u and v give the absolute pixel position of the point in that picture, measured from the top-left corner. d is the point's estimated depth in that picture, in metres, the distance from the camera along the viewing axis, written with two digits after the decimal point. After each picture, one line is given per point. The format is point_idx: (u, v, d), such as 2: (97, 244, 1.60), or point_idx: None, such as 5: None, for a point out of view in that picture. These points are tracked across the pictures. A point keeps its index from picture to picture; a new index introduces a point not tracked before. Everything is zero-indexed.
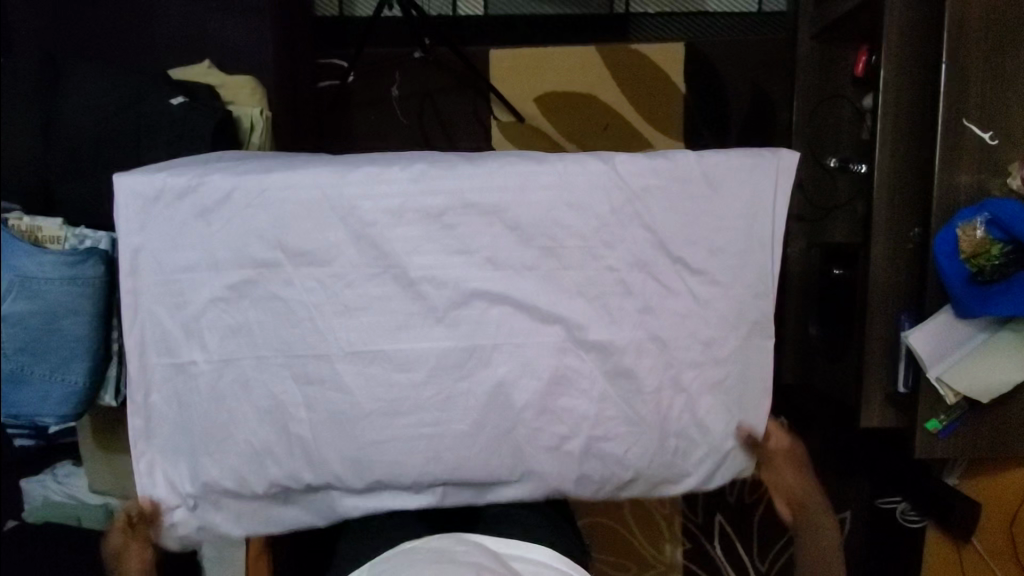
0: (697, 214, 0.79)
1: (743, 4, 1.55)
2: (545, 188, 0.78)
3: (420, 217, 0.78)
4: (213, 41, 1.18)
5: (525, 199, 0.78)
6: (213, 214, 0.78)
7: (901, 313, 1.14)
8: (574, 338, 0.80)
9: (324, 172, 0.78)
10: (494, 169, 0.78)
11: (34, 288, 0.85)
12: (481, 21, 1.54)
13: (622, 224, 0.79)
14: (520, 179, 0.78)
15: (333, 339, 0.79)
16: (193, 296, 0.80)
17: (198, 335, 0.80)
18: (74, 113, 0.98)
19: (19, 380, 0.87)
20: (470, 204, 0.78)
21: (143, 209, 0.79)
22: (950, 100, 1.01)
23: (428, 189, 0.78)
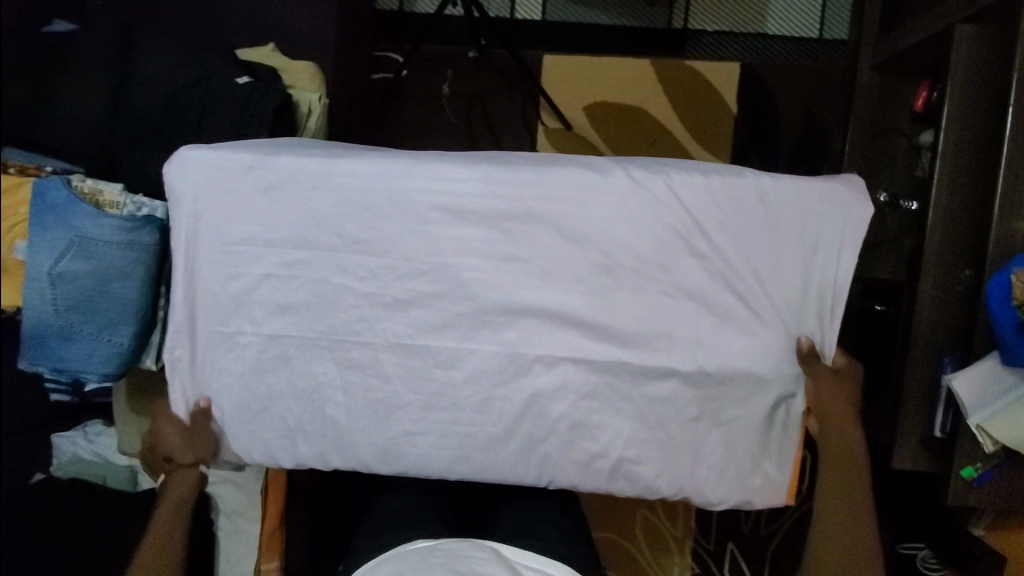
0: (756, 240, 0.78)
1: (803, 29, 1.55)
2: (607, 204, 0.78)
3: (479, 219, 0.79)
4: (278, 25, 1.20)
5: (584, 212, 0.78)
6: (276, 195, 0.80)
7: (943, 356, 1.11)
8: (616, 350, 0.79)
9: (391, 165, 0.79)
10: (559, 180, 0.79)
11: (90, 249, 0.88)
12: (538, 26, 1.56)
13: (679, 245, 0.78)
14: (583, 192, 0.78)
15: (379, 329, 0.80)
16: (246, 271, 0.81)
17: (247, 308, 0.82)
18: (142, 86, 1.02)
19: (68, 337, 0.89)
20: (530, 212, 0.78)
21: (210, 180, 0.81)
22: (1016, 143, 0.98)
23: (490, 192, 0.79)
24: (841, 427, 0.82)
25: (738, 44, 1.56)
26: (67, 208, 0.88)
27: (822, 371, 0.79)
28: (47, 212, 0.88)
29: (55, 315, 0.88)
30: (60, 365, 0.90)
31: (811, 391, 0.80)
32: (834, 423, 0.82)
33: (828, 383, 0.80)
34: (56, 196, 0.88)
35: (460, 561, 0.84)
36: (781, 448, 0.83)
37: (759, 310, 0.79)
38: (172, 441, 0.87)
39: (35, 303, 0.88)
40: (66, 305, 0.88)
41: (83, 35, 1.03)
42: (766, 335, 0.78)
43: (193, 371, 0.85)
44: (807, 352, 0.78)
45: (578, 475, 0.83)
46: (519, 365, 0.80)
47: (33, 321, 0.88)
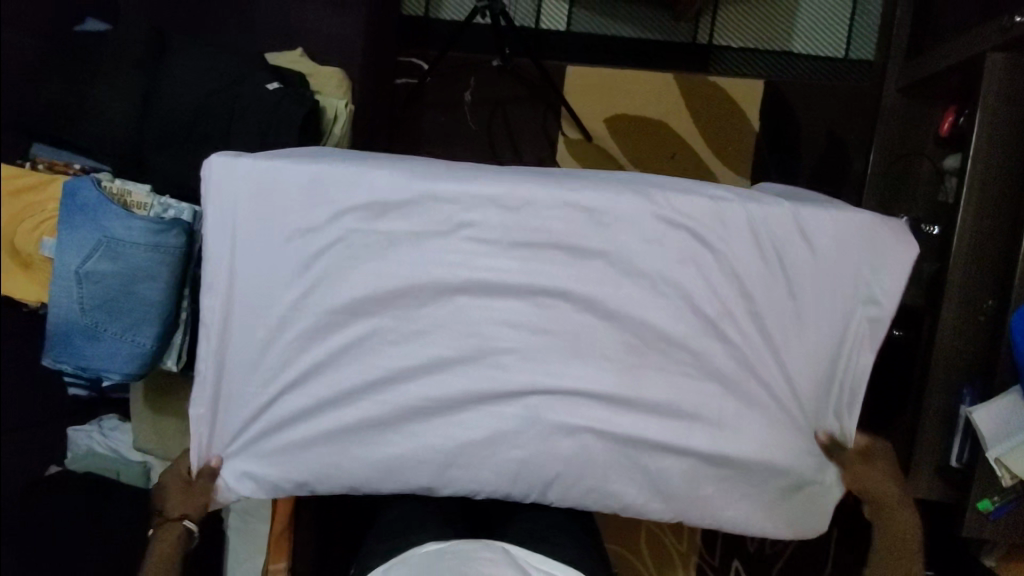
0: (778, 314, 0.81)
1: (828, 49, 1.54)
2: (640, 264, 0.80)
3: (514, 273, 0.80)
4: (307, 30, 1.21)
5: (618, 270, 0.80)
6: (314, 242, 0.81)
7: (962, 385, 1.10)
8: (636, 372, 0.80)
9: (439, 180, 0.81)
10: (599, 236, 0.80)
11: (118, 249, 0.89)
12: (563, 37, 1.56)
13: (707, 308, 0.80)
14: (620, 250, 0.80)
15: (398, 369, 0.80)
16: (274, 311, 0.82)
17: (268, 340, 0.82)
18: (172, 88, 1.03)
19: (91, 336, 0.90)
20: (556, 272, 0.80)
21: (254, 191, 0.82)
22: None
23: (518, 252, 0.80)
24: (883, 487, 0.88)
25: (763, 62, 1.55)
26: (97, 209, 0.89)
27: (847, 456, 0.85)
28: (78, 212, 0.89)
29: (81, 314, 0.90)
30: (83, 363, 0.92)
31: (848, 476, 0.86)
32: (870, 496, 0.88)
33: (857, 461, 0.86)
34: (87, 196, 0.90)
35: (467, 564, 0.83)
36: (785, 499, 0.84)
37: (778, 354, 0.81)
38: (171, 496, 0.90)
39: (61, 301, 0.89)
40: (91, 304, 0.89)
41: (116, 34, 1.04)
42: (778, 359, 0.82)
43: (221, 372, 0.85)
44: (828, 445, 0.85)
45: (592, 494, 0.83)
46: (537, 384, 0.79)
47: (59, 318, 0.90)
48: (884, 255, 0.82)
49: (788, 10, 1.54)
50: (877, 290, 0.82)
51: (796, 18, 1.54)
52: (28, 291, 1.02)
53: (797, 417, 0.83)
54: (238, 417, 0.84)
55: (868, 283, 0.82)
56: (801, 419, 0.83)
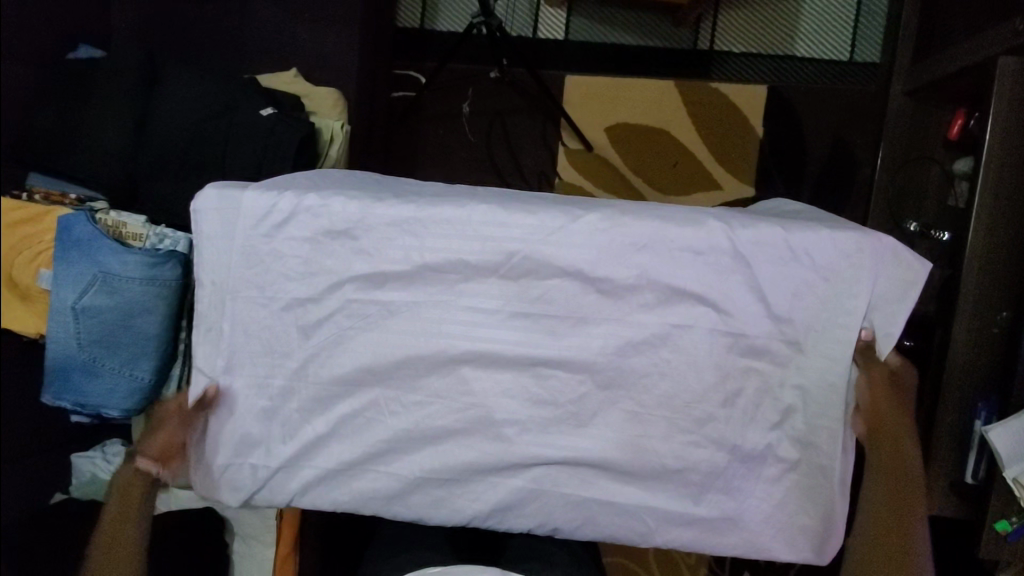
0: (785, 371, 0.78)
1: (832, 52, 1.51)
2: (642, 325, 0.78)
3: (514, 339, 0.78)
4: (301, 49, 1.19)
5: (622, 332, 0.78)
6: (314, 314, 0.80)
7: (977, 400, 1.08)
8: (639, 399, 0.79)
9: (438, 206, 0.78)
10: (601, 300, 0.78)
11: (113, 284, 0.88)
12: (561, 46, 1.54)
13: (713, 373, 0.78)
14: (621, 314, 0.78)
15: (399, 427, 0.80)
16: (274, 381, 0.81)
17: (266, 398, 0.82)
18: (166, 115, 1.02)
19: (89, 371, 0.90)
20: (557, 333, 0.78)
21: (248, 230, 0.80)
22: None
23: (517, 321, 0.78)
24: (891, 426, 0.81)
25: (766, 67, 1.53)
26: (91, 244, 0.89)
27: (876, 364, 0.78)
28: (73, 247, 0.89)
29: (79, 349, 0.89)
30: (83, 399, 0.91)
31: (865, 386, 0.79)
32: (884, 426, 0.80)
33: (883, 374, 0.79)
34: (81, 232, 0.89)
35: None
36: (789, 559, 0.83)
37: (787, 414, 0.79)
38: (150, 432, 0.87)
39: (60, 336, 0.89)
40: (89, 339, 0.89)
41: (108, 62, 1.03)
42: (790, 387, 0.78)
43: (225, 406, 0.83)
44: (862, 347, 0.78)
45: (597, 524, 0.81)
46: (542, 412, 0.79)
47: (59, 354, 0.90)
48: (909, 282, 0.77)
49: (790, 13, 1.51)
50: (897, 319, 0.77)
51: (799, 22, 1.51)
52: (28, 323, 1.01)
53: (811, 449, 0.79)
54: (234, 447, 0.83)
55: (888, 326, 0.78)
56: (805, 480, 0.80)
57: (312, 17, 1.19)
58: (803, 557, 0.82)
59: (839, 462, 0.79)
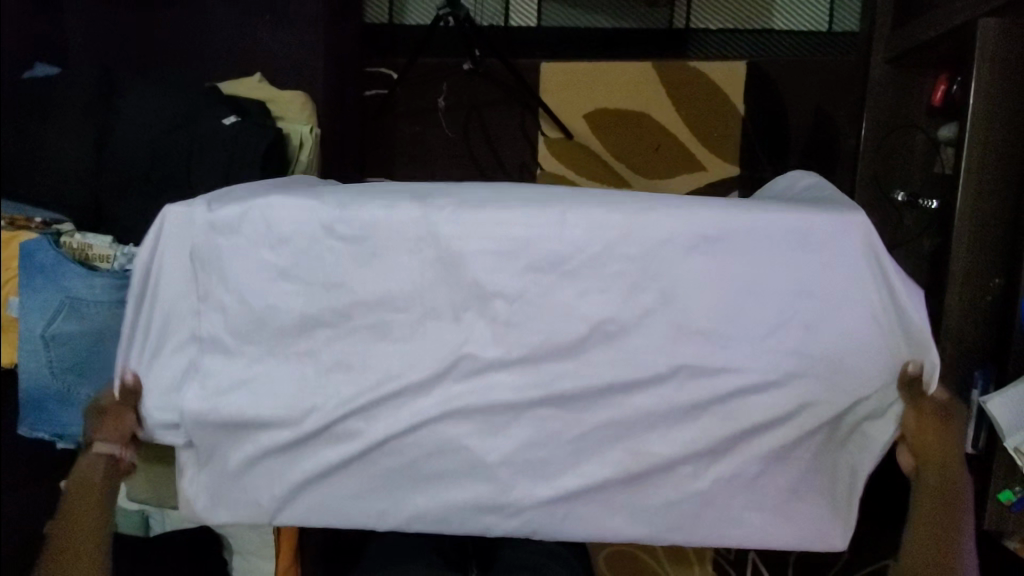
0: (776, 355, 0.76)
1: (810, 24, 1.48)
2: (632, 313, 0.75)
3: (497, 343, 0.75)
4: (264, 53, 1.16)
5: (609, 323, 0.75)
6: (286, 327, 0.76)
7: (973, 368, 1.07)
8: (629, 393, 0.77)
9: (407, 205, 0.75)
10: (586, 294, 0.75)
11: (82, 309, 0.85)
12: (533, 33, 1.50)
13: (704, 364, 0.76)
14: (607, 305, 0.75)
15: (372, 442, 0.76)
16: (243, 399, 0.77)
17: (236, 417, 0.77)
18: (126, 130, 0.98)
19: (65, 400, 0.87)
20: (540, 332, 0.75)
21: (212, 242, 0.76)
22: (1000, 162, 1.04)
23: (500, 322, 0.75)
24: (936, 467, 0.80)
25: (744, 42, 1.50)
26: (55, 269, 0.85)
27: (925, 396, 0.76)
28: (37, 274, 0.86)
29: (52, 378, 0.87)
30: (60, 429, 0.89)
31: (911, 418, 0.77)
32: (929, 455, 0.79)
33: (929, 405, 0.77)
34: (44, 257, 0.86)
35: None
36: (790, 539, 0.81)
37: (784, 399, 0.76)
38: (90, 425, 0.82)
39: (32, 365, 0.87)
40: (62, 367, 0.86)
41: (64, 79, 0.99)
42: (784, 375, 0.76)
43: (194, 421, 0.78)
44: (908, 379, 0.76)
45: (595, 523, 0.79)
46: (531, 415, 0.76)
47: (31, 384, 0.87)
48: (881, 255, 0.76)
49: None
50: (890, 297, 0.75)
51: None
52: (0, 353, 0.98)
53: (809, 433, 0.77)
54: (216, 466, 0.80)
55: (874, 305, 0.76)
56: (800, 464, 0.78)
57: (272, 18, 1.15)
58: (801, 540, 0.81)
59: (829, 440, 0.79)
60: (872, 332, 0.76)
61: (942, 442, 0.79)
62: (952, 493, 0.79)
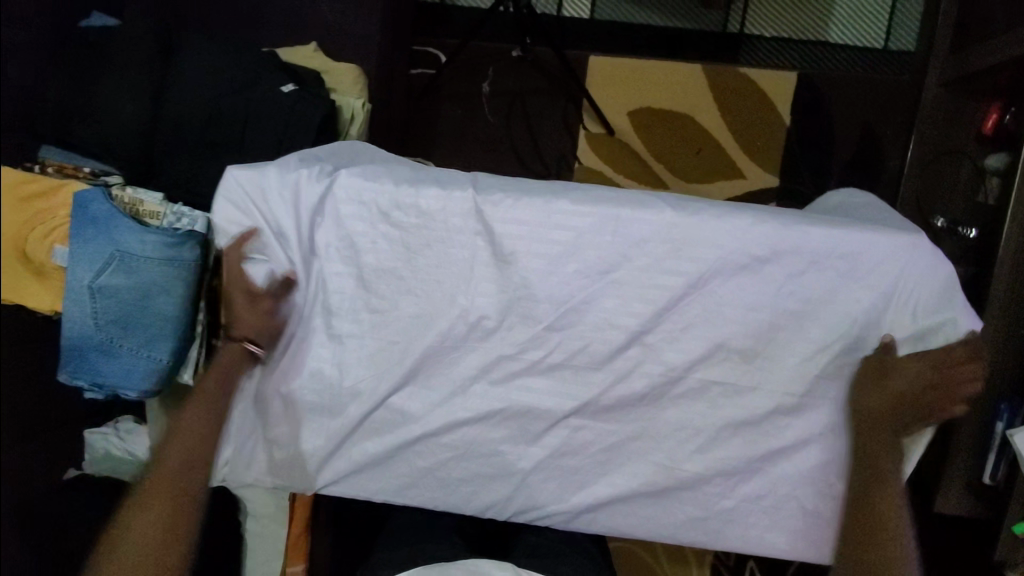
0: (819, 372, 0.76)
1: (866, 39, 1.47)
2: (677, 317, 0.76)
3: (541, 334, 0.76)
4: (322, 23, 1.15)
5: (654, 325, 0.76)
6: (337, 306, 0.77)
7: (1001, 401, 1.08)
8: (668, 395, 0.77)
9: (467, 193, 0.75)
10: (635, 293, 0.75)
11: (131, 263, 0.86)
12: (585, 24, 1.49)
13: (743, 374, 0.76)
14: (655, 307, 0.75)
15: (411, 420, 0.77)
16: (289, 371, 0.77)
17: (280, 389, 0.78)
18: (183, 90, 0.98)
19: (108, 352, 0.88)
20: (584, 326, 0.76)
21: (272, 209, 0.76)
22: None
23: (546, 315, 0.76)
24: (889, 479, 0.72)
25: (797, 52, 1.48)
26: (108, 222, 0.86)
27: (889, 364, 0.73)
28: (89, 225, 0.86)
29: (97, 329, 0.87)
30: (100, 380, 0.89)
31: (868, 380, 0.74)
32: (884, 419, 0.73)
33: (880, 393, 0.73)
34: (98, 209, 0.86)
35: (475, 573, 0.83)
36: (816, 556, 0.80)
37: (820, 415, 0.77)
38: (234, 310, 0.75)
39: (77, 315, 0.87)
40: (107, 320, 0.87)
41: (123, 31, 0.99)
42: (825, 393, 0.76)
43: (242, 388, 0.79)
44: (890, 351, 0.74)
45: (622, 521, 0.80)
46: (570, 410, 0.77)
47: (75, 333, 0.88)
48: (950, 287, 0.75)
49: None
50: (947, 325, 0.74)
51: (833, 6, 1.47)
52: (41, 301, 0.99)
53: (843, 451, 0.77)
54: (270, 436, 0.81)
55: (932, 333, 0.75)
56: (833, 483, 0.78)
57: None
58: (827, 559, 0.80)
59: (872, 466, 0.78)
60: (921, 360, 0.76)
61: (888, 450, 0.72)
62: (896, 510, 0.71)
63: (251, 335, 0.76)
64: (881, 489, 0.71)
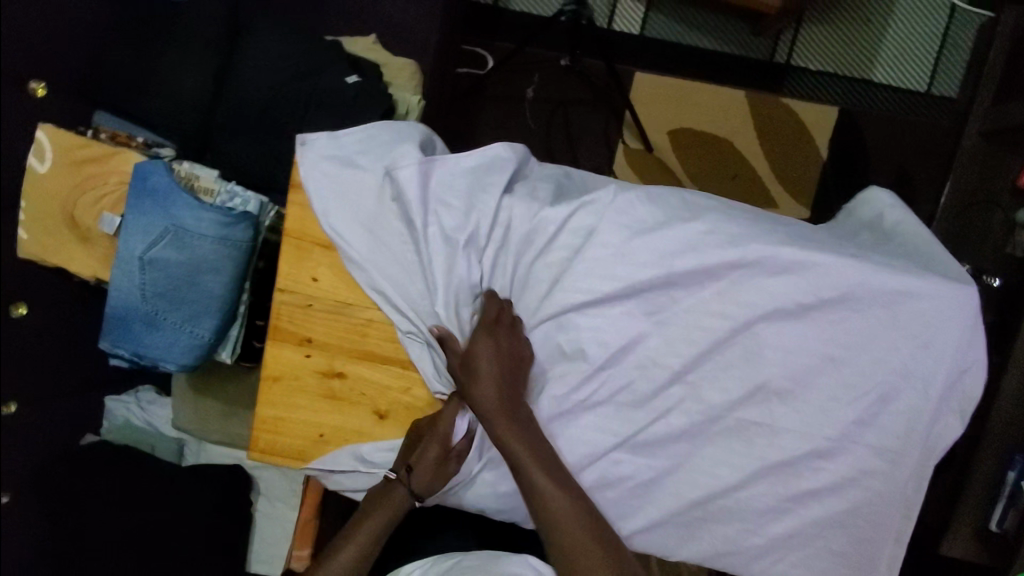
0: (857, 416, 0.76)
1: (909, 82, 1.49)
2: (722, 348, 0.77)
3: (591, 353, 0.77)
4: (383, 17, 1.16)
5: (699, 355, 0.77)
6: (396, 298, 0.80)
7: (1016, 454, 1.09)
8: (706, 423, 0.78)
9: (544, 206, 0.78)
10: (681, 320, 0.77)
11: (185, 239, 0.86)
12: (635, 41, 1.50)
13: (781, 410, 0.77)
14: (696, 334, 0.76)
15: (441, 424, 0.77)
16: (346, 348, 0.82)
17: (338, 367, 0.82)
18: (247, 69, 0.99)
19: (151, 324, 0.89)
20: (629, 348, 0.77)
21: (350, 195, 0.81)
22: None
23: (596, 333, 0.76)
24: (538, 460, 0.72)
25: (841, 88, 1.50)
26: (167, 196, 0.86)
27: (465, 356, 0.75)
28: (147, 196, 0.86)
29: (142, 301, 0.88)
30: (140, 351, 0.90)
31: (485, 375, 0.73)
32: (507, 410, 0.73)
33: (486, 386, 0.73)
34: (158, 181, 0.87)
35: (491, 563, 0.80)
36: None
37: (854, 458, 0.77)
38: (420, 466, 0.77)
39: (124, 285, 0.87)
40: (153, 293, 0.87)
41: (192, 5, 0.99)
42: (860, 439, 0.77)
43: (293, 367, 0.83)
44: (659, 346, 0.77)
45: (646, 546, 0.81)
46: (607, 427, 0.78)
47: (120, 303, 0.88)
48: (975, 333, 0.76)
49: (873, 37, 1.49)
50: (973, 381, 0.77)
51: (880, 46, 1.49)
52: (84, 264, 0.99)
53: (873, 495, 0.78)
54: (345, 433, 0.83)
55: (966, 384, 0.77)
56: (858, 525, 0.79)
57: None
58: None
59: (898, 513, 0.79)
60: (955, 413, 0.77)
61: (504, 403, 0.73)
62: (529, 468, 0.72)
63: (424, 490, 0.78)
64: (501, 444, 0.72)
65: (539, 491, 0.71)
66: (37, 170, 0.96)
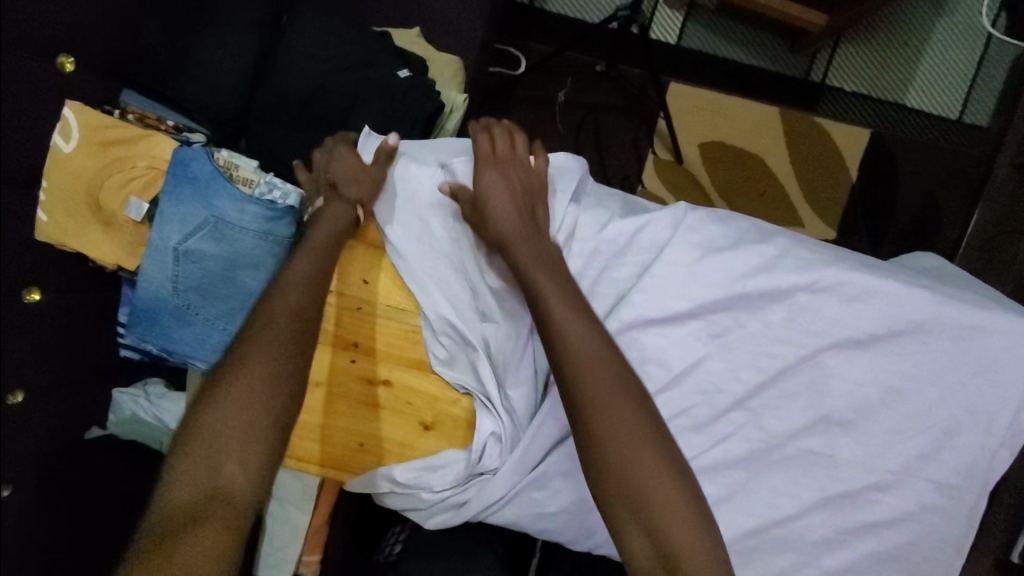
0: (917, 449, 0.75)
1: (942, 109, 1.49)
2: (785, 374, 0.75)
3: (652, 371, 0.74)
4: (428, 12, 1.12)
5: (762, 380, 0.75)
6: (449, 302, 0.78)
7: None
8: (765, 449, 0.76)
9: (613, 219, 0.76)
10: (744, 342, 0.75)
11: (225, 232, 0.82)
12: (672, 50, 1.48)
13: (843, 440, 0.75)
14: (760, 360, 0.74)
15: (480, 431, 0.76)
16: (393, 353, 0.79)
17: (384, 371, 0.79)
18: (290, 55, 0.95)
19: (181, 319, 0.84)
20: (691, 369, 0.75)
21: (410, 192, 0.79)
22: None
23: (659, 352, 0.74)
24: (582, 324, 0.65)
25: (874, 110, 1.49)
26: (209, 185, 0.82)
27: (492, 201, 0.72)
28: (187, 185, 0.82)
29: (173, 294, 0.83)
30: (168, 347, 0.85)
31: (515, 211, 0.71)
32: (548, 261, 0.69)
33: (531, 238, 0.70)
34: (200, 169, 0.83)
35: None
36: None
37: (912, 492, 0.76)
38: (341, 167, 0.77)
39: (154, 276, 0.83)
40: (185, 286, 0.83)
41: None
42: (919, 473, 0.75)
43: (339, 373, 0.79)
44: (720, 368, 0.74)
45: None
46: None
47: (149, 295, 0.83)
48: None
49: (908, 61, 1.49)
50: None
51: (915, 71, 1.49)
52: (107, 253, 0.93)
53: (929, 531, 0.76)
54: (387, 444, 0.79)
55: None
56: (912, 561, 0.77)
57: None
58: None
59: (952, 549, 0.77)
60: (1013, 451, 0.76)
61: (546, 262, 0.69)
62: (562, 315, 0.65)
63: (362, 195, 0.77)
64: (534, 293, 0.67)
65: (574, 340, 0.63)
66: (62, 150, 0.88)
